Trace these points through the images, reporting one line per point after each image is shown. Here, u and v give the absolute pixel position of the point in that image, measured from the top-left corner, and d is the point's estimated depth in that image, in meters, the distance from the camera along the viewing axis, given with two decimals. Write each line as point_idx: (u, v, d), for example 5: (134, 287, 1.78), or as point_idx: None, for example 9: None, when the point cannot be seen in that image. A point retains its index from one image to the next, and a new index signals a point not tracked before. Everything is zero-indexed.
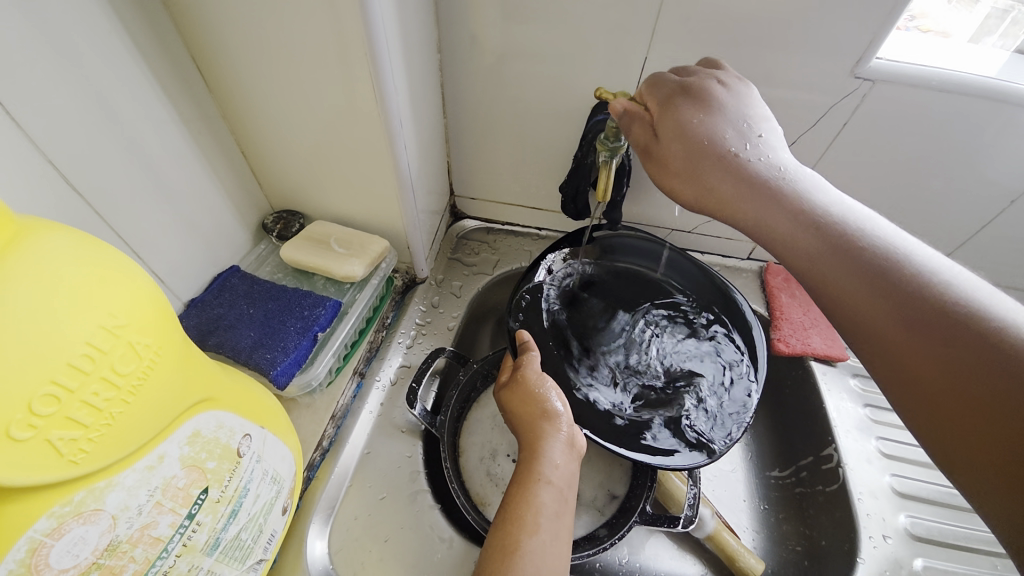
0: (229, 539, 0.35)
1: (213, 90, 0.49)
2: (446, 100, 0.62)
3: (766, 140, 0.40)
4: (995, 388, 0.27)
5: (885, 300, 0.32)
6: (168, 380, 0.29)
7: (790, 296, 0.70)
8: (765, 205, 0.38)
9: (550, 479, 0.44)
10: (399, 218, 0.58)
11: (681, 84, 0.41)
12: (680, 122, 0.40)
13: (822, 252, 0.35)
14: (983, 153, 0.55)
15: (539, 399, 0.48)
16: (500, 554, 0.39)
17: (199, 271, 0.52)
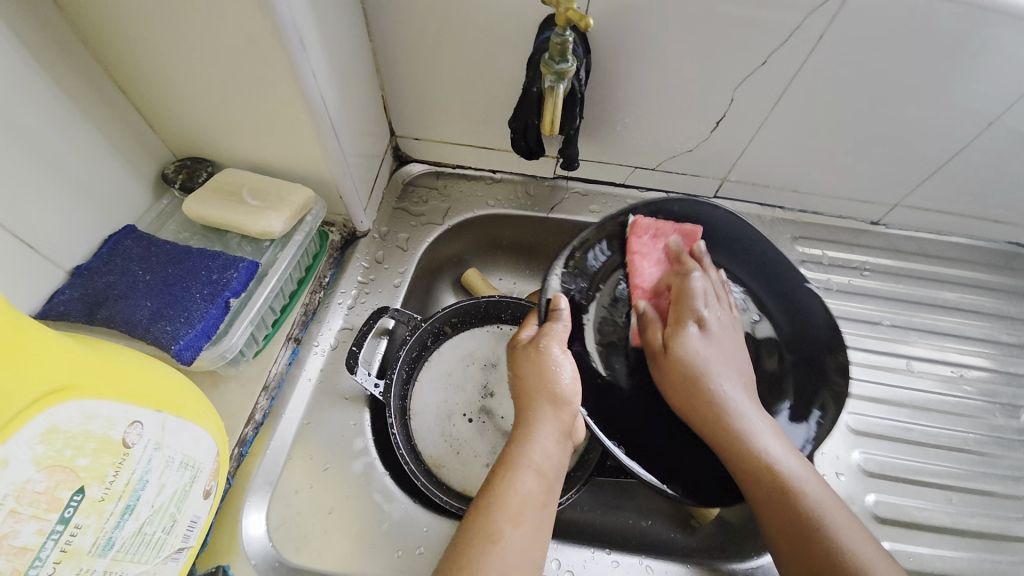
0: (128, 536, 0.31)
1: (64, 7, 0.39)
2: (369, 19, 0.53)
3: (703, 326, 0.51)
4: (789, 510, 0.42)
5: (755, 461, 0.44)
6: None
7: (648, 271, 0.55)
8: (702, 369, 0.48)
9: (540, 467, 0.41)
10: (324, 163, 0.51)
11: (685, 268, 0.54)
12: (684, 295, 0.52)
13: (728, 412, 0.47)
14: (964, 72, 0.50)
15: (554, 376, 0.45)
16: (477, 537, 0.37)
17: (82, 231, 0.44)
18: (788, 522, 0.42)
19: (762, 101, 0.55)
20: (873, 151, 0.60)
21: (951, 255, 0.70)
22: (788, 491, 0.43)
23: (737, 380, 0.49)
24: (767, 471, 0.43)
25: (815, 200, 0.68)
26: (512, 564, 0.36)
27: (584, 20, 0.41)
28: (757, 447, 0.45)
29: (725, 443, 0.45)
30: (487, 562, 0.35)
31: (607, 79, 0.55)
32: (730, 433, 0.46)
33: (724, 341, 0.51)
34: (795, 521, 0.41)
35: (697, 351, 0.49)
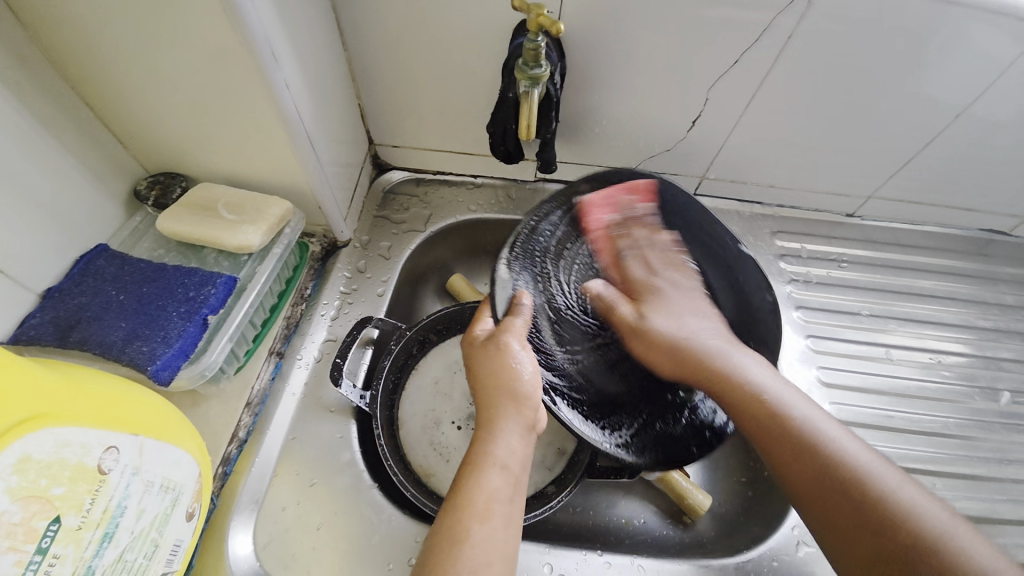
0: (108, 564, 0.31)
1: (27, 26, 0.38)
2: (342, 27, 0.53)
3: (685, 302, 0.53)
4: (829, 494, 0.38)
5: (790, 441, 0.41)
6: None
7: (603, 220, 0.56)
8: (708, 343, 0.48)
9: (506, 464, 0.40)
10: (301, 175, 0.50)
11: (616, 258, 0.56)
12: (654, 274, 0.55)
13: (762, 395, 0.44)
14: (927, 67, 0.51)
15: (515, 372, 0.43)
16: (447, 541, 0.36)
17: (51, 253, 0.43)
18: (797, 455, 0.40)
19: (736, 99, 0.56)
20: (847, 145, 0.61)
21: (925, 244, 0.72)
22: (838, 474, 0.38)
23: (719, 338, 0.49)
24: (782, 417, 0.42)
25: (791, 195, 0.69)
26: (482, 563, 0.35)
27: (554, 26, 0.41)
28: (770, 393, 0.43)
29: (733, 391, 0.45)
30: (457, 565, 0.34)
31: (584, 81, 0.56)
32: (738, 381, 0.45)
33: (688, 299, 0.54)
34: (837, 502, 0.37)
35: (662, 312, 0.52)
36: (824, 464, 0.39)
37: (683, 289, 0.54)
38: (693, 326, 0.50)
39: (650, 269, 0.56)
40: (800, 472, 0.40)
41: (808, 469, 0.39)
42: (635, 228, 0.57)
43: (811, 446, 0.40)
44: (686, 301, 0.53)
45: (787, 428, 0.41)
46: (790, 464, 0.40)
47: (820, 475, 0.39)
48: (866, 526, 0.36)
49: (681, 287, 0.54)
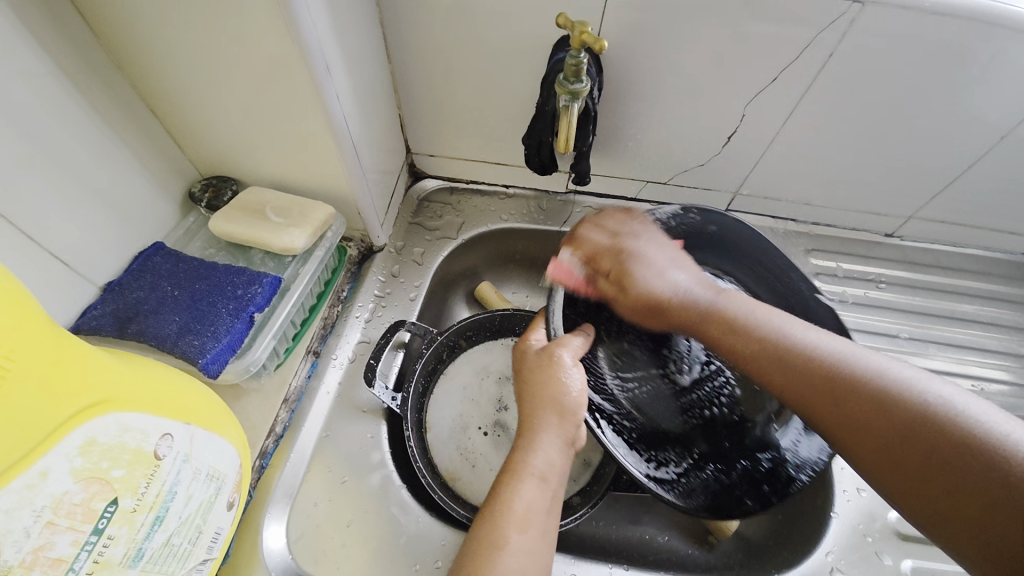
0: (156, 547, 0.32)
1: (104, 40, 0.42)
2: (388, 42, 0.55)
3: (671, 269, 0.47)
4: (877, 431, 0.34)
5: (810, 388, 0.38)
6: (22, 391, 0.25)
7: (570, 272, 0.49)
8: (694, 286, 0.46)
9: (544, 475, 0.40)
10: (344, 180, 0.52)
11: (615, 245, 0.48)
12: (641, 249, 0.48)
13: (766, 348, 0.41)
14: (975, 86, 0.50)
15: (562, 385, 0.43)
16: (486, 547, 0.36)
17: (113, 248, 0.46)
18: (833, 398, 0.37)
19: (773, 115, 0.56)
20: (888, 164, 0.60)
21: (968, 267, 0.70)
22: (871, 404, 0.35)
23: (707, 289, 0.46)
24: (812, 363, 0.38)
25: (828, 213, 0.68)
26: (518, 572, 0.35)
27: (598, 42, 0.42)
28: (813, 353, 0.39)
29: (745, 345, 0.42)
30: (496, 571, 0.35)
31: (620, 96, 0.56)
32: (751, 335, 0.42)
33: (661, 246, 0.49)
34: (887, 436, 0.34)
35: (647, 282, 0.47)
36: (866, 397, 0.35)
37: (648, 240, 0.49)
38: (692, 281, 0.47)
39: (613, 231, 0.49)
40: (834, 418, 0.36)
41: (841, 412, 0.36)
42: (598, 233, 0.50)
43: (846, 380, 0.37)
44: (672, 255, 0.48)
45: (805, 377, 0.38)
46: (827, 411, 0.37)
47: (857, 409, 0.36)
48: (929, 451, 0.32)
49: (635, 238, 0.49)
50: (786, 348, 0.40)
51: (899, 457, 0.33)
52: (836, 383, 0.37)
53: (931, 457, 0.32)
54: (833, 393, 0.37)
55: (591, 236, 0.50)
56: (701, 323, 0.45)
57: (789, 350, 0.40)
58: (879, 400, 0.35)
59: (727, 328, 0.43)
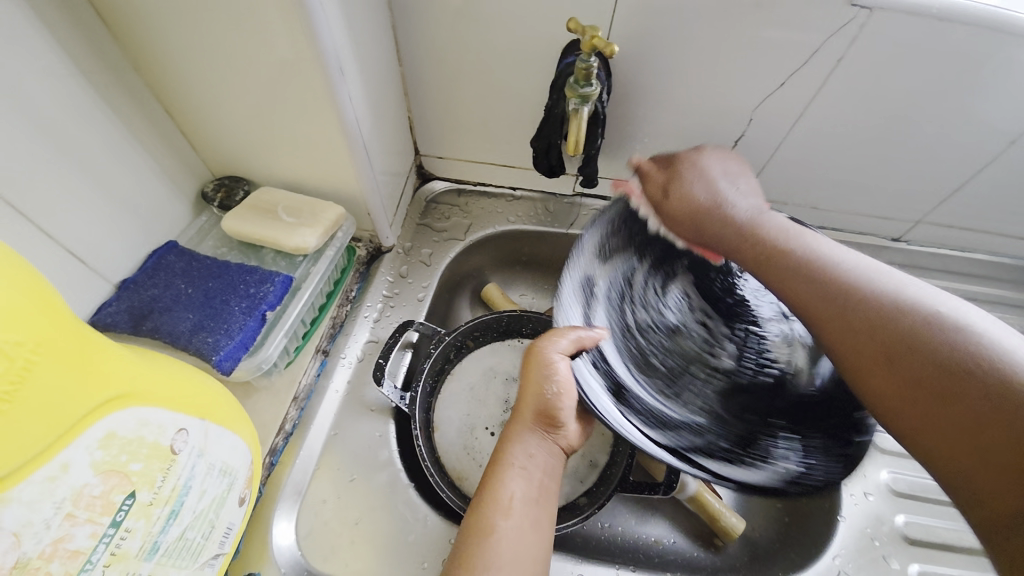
0: (171, 541, 0.32)
1: (122, 41, 0.42)
2: (400, 45, 0.56)
3: (733, 198, 0.49)
4: (918, 384, 0.35)
5: (846, 329, 0.39)
6: (50, 384, 0.26)
7: None
8: (743, 230, 0.48)
9: (526, 466, 0.41)
10: (355, 182, 0.53)
11: (671, 175, 0.51)
12: (682, 185, 0.50)
13: (809, 290, 0.42)
14: (981, 92, 0.51)
15: (540, 381, 0.43)
16: (473, 533, 0.37)
17: (128, 246, 0.47)
18: (866, 337, 0.38)
19: (780, 120, 0.56)
20: (897, 169, 0.60)
21: (976, 272, 0.69)
22: (906, 351, 0.36)
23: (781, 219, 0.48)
24: (851, 305, 0.40)
25: (834, 217, 0.68)
26: (505, 558, 0.36)
27: (609, 47, 0.43)
28: (859, 299, 0.39)
29: (788, 284, 0.44)
30: (482, 555, 0.36)
31: (629, 99, 0.57)
32: (795, 262, 0.44)
33: (732, 168, 0.51)
34: (921, 385, 0.34)
35: (689, 192, 0.49)
36: (903, 347, 0.36)
37: (722, 180, 0.50)
38: (748, 213, 0.48)
39: (706, 176, 0.50)
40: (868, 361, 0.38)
41: (872, 356, 0.37)
42: (658, 173, 0.51)
43: (900, 331, 0.36)
44: (753, 192, 0.50)
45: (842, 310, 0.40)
46: (864, 350, 0.38)
47: (885, 354, 0.37)
48: (984, 428, 0.31)
49: (721, 179, 0.50)
50: (836, 288, 0.41)
51: (918, 411, 0.34)
52: (880, 330, 0.38)
53: (962, 418, 0.32)
54: (875, 336, 0.38)
55: (656, 174, 0.52)
56: (741, 246, 0.47)
57: (836, 290, 0.41)
58: (914, 343, 0.35)
59: (768, 254, 0.45)
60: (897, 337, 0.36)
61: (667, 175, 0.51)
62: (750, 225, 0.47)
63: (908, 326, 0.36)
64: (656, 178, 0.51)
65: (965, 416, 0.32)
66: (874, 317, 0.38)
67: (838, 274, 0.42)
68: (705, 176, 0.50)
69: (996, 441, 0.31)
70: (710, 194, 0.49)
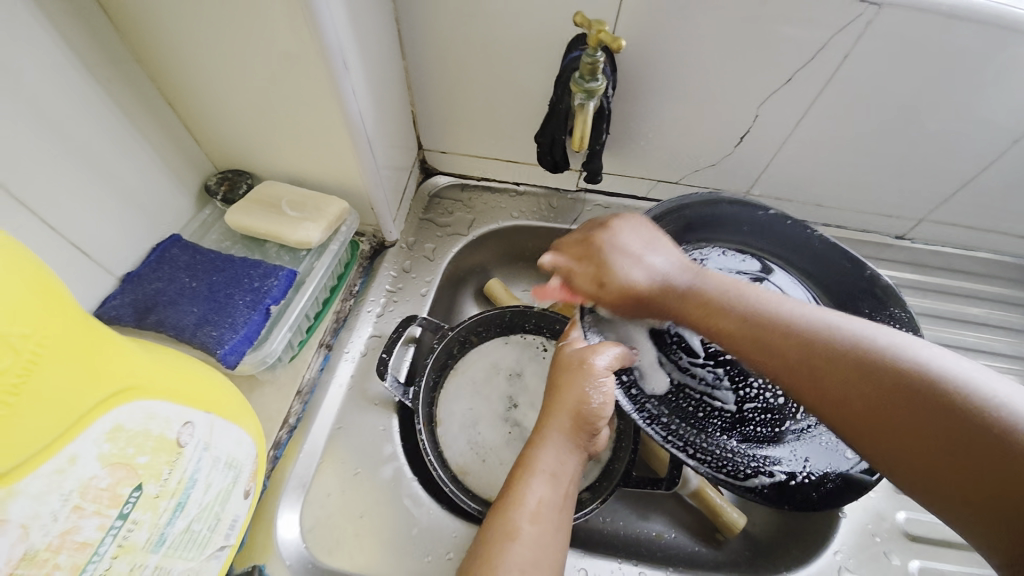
0: (178, 532, 0.33)
1: (123, 31, 0.42)
2: (403, 38, 0.55)
3: (662, 266, 0.47)
4: (912, 426, 0.33)
5: (815, 375, 0.37)
6: (57, 377, 0.26)
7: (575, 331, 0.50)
8: (704, 311, 0.44)
9: (553, 472, 0.43)
10: (359, 176, 0.52)
11: (591, 254, 0.49)
12: (622, 272, 0.47)
13: (783, 359, 0.39)
14: (989, 90, 0.50)
15: (579, 393, 0.44)
16: (499, 535, 0.39)
17: (132, 239, 0.47)
18: (821, 370, 0.37)
19: (786, 116, 0.56)
20: (902, 166, 0.60)
21: (978, 271, 0.69)
22: (892, 396, 0.34)
23: (718, 277, 0.46)
24: (825, 352, 0.37)
25: (838, 214, 0.68)
26: (528, 561, 0.38)
27: (616, 42, 0.42)
28: (831, 348, 0.37)
29: (759, 352, 0.40)
30: (506, 556, 0.38)
31: (633, 94, 0.56)
32: (758, 323, 0.41)
33: (642, 231, 0.48)
34: (916, 431, 0.32)
35: (628, 276, 0.47)
36: (885, 391, 0.34)
37: (645, 241, 0.48)
38: (688, 273, 0.46)
39: (632, 257, 0.47)
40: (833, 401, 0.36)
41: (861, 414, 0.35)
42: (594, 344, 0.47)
43: (882, 371, 0.35)
44: (647, 237, 0.48)
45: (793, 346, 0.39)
46: (843, 403, 0.36)
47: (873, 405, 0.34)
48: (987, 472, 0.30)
49: (643, 250, 0.47)
50: (804, 338, 0.39)
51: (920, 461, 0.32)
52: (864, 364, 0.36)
53: (958, 457, 0.31)
54: (853, 377, 0.36)
55: (601, 267, 0.48)
56: (681, 306, 0.45)
57: (805, 338, 0.39)
58: (894, 386, 0.34)
59: (703, 307, 0.44)
60: (873, 384, 0.35)
61: (594, 261, 0.48)
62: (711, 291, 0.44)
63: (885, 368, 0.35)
64: (582, 269, 0.49)
65: (966, 452, 0.30)
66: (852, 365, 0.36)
67: (796, 323, 0.40)
68: (617, 246, 0.47)
69: (964, 455, 0.30)
70: (649, 272, 0.47)
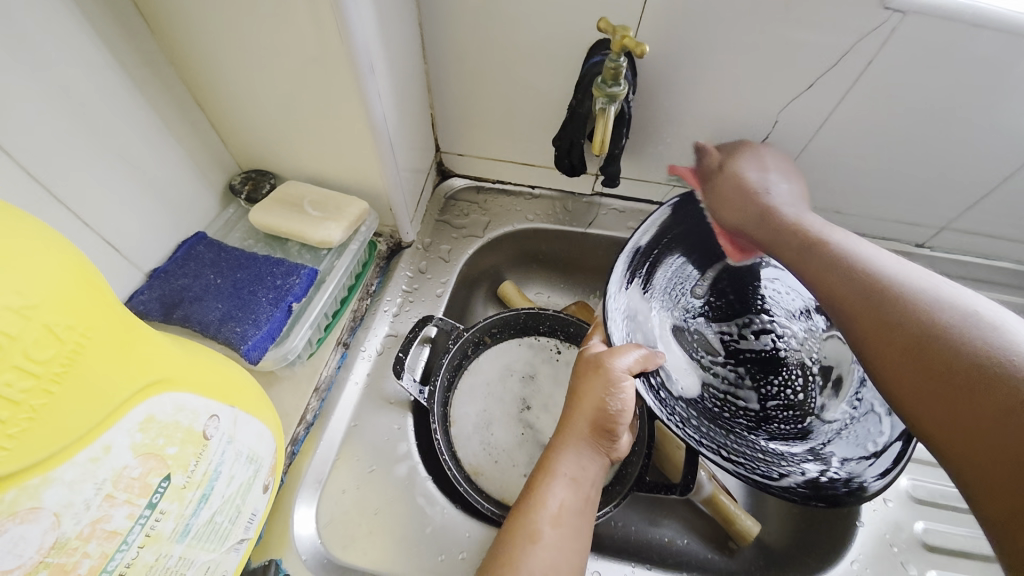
0: (201, 524, 0.33)
1: (157, 34, 0.43)
2: (426, 42, 0.56)
3: (780, 198, 0.54)
4: (953, 386, 0.33)
5: (871, 318, 0.40)
6: (96, 368, 0.26)
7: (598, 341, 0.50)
8: (791, 243, 0.49)
9: (573, 477, 0.43)
10: (380, 177, 0.53)
11: (721, 167, 0.57)
12: (733, 177, 0.56)
13: (846, 294, 0.43)
14: (1014, 99, 0.50)
15: (598, 399, 0.43)
16: (518, 536, 0.40)
17: (159, 236, 0.48)
18: (881, 315, 0.39)
19: (806, 122, 0.56)
20: (923, 174, 0.59)
21: (999, 280, 0.68)
22: (936, 353, 0.35)
23: (827, 228, 0.49)
24: (884, 302, 0.39)
25: (856, 222, 0.67)
26: (547, 563, 0.38)
27: (639, 47, 0.43)
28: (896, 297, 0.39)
29: (836, 287, 0.44)
30: (525, 558, 0.38)
31: (652, 99, 0.57)
32: (844, 266, 0.44)
33: (771, 172, 0.56)
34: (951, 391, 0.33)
35: (744, 180, 0.55)
36: (931, 351, 0.35)
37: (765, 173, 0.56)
38: (795, 219, 0.51)
39: (756, 181, 0.55)
40: (876, 326, 0.39)
41: (907, 363, 0.36)
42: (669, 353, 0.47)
43: (931, 332, 0.35)
44: (777, 182, 0.56)
45: (863, 276, 0.42)
46: (889, 350, 0.38)
47: (917, 353, 0.36)
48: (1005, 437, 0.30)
49: (765, 178, 0.55)
50: (882, 283, 0.41)
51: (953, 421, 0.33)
52: (924, 337, 0.36)
53: (990, 428, 0.31)
54: (897, 334, 0.37)
55: (733, 176, 0.56)
56: (777, 237, 0.51)
57: (876, 284, 0.41)
58: (940, 343, 0.35)
59: (801, 245, 0.48)
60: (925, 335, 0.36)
61: (729, 167, 0.57)
62: (807, 232, 0.49)
63: (931, 328, 0.36)
64: (712, 158, 0.59)
65: (998, 429, 0.30)
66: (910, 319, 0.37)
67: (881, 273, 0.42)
68: (740, 170, 0.56)
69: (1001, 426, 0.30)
70: (755, 191, 0.54)
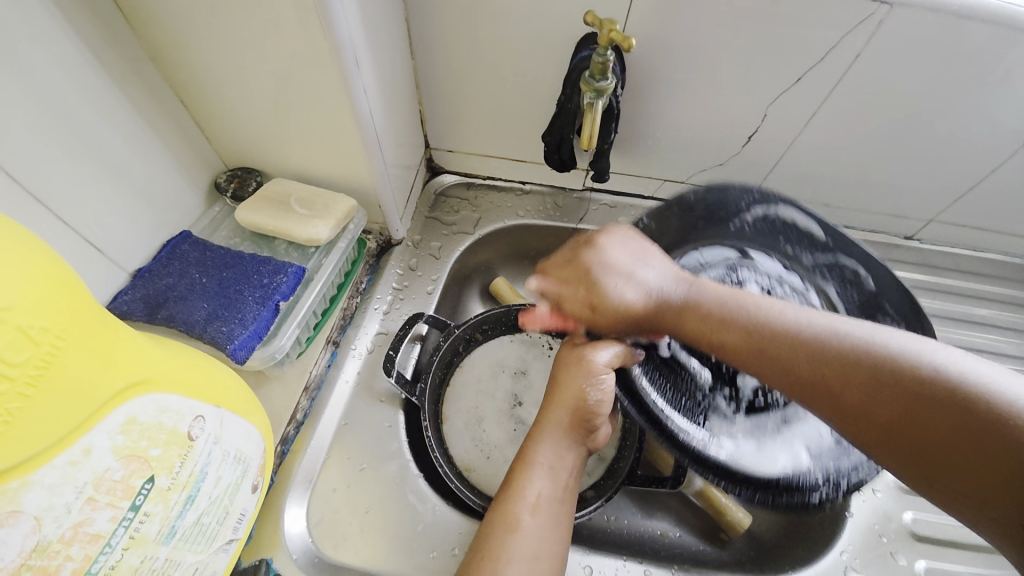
0: (188, 525, 0.33)
1: (137, 29, 0.42)
2: (413, 36, 0.55)
3: (654, 277, 0.44)
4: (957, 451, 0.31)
5: (841, 393, 0.35)
6: (74, 370, 0.26)
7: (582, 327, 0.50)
8: (679, 320, 0.43)
9: (552, 466, 0.43)
10: (367, 174, 0.53)
11: (582, 277, 0.45)
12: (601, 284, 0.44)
13: (802, 373, 0.37)
14: (1000, 90, 0.50)
15: (578, 389, 0.44)
16: (498, 524, 0.40)
17: (143, 235, 0.47)
18: (836, 385, 0.36)
19: (795, 115, 0.56)
20: (911, 167, 0.59)
21: (987, 271, 0.69)
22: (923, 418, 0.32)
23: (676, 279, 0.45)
24: (839, 365, 0.36)
25: (846, 215, 0.68)
26: (527, 553, 0.39)
27: (626, 41, 0.42)
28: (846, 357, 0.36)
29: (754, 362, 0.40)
30: (505, 547, 0.39)
31: (642, 93, 0.56)
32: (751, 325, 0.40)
33: (631, 245, 0.46)
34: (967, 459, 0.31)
35: (619, 295, 0.44)
36: (916, 415, 0.33)
37: (642, 256, 0.45)
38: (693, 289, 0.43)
39: (623, 273, 0.44)
40: (839, 404, 0.35)
41: (893, 435, 0.33)
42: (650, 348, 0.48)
43: (911, 389, 0.33)
44: (637, 250, 0.45)
45: (795, 343, 0.38)
46: (871, 420, 0.34)
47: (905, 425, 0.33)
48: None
49: (633, 258, 0.45)
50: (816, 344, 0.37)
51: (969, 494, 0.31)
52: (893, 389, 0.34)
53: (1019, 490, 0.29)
54: (870, 399, 0.34)
55: (601, 281, 0.44)
56: (686, 321, 0.43)
57: (811, 350, 0.37)
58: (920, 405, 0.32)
59: (712, 323, 0.41)
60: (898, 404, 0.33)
61: (588, 274, 0.45)
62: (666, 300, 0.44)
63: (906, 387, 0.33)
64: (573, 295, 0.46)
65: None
66: (875, 381, 0.34)
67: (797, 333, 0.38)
68: (603, 262, 0.45)
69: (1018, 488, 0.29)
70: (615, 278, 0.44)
